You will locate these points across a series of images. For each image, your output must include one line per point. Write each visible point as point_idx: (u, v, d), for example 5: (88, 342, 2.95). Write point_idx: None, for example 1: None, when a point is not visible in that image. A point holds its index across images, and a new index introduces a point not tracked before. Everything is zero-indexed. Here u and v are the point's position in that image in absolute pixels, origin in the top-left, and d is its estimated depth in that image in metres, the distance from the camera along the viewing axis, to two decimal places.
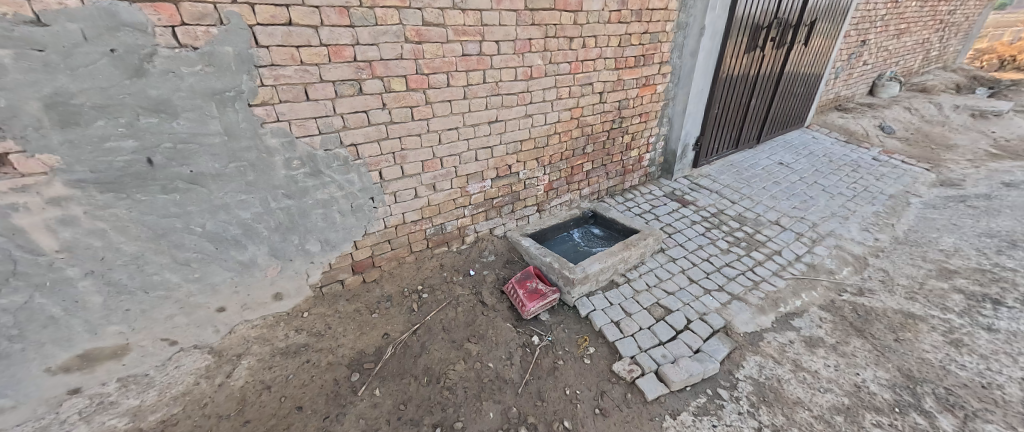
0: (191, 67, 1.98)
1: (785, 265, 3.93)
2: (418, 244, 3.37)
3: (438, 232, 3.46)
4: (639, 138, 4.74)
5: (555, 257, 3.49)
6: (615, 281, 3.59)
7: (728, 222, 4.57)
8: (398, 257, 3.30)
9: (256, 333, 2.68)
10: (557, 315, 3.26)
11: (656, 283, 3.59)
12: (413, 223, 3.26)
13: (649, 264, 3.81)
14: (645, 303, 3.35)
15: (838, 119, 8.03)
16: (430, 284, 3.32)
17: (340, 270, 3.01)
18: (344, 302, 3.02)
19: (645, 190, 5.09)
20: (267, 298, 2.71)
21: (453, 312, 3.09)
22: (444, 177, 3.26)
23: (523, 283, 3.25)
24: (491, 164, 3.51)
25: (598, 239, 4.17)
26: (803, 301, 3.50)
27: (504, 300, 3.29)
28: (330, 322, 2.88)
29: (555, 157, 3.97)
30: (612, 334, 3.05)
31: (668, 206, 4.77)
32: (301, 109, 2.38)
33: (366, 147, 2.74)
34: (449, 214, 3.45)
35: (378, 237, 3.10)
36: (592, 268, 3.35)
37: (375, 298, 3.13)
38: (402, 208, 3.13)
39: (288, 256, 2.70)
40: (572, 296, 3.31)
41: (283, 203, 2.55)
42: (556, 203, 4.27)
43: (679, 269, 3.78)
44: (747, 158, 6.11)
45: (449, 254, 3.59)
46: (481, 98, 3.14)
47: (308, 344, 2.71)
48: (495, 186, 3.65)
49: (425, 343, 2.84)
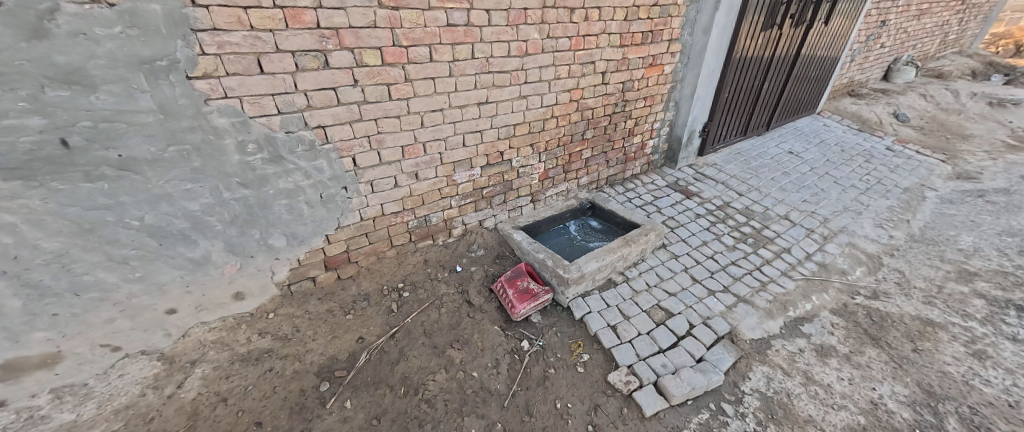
0: (108, 29, 1.62)
1: (794, 265, 3.68)
2: (399, 237, 3.08)
3: (422, 225, 3.16)
4: (642, 124, 4.39)
5: (549, 253, 3.22)
6: (613, 280, 3.32)
7: (734, 216, 4.29)
8: (376, 252, 3.01)
9: (214, 337, 2.41)
10: (549, 317, 3.02)
11: (657, 282, 3.33)
12: (394, 215, 2.95)
13: (650, 261, 3.54)
14: (645, 305, 3.10)
15: (850, 106, 7.65)
16: (412, 281, 3.05)
17: (310, 267, 2.72)
18: (315, 302, 2.74)
19: (648, 180, 4.78)
20: (224, 298, 2.43)
21: (435, 314, 2.83)
22: (427, 164, 2.93)
23: (514, 282, 3.00)
24: (481, 150, 3.18)
25: (597, 233, 3.88)
26: (813, 304, 3.26)
27: (493, 300, 3.03)
28: (299, 325, 2.60)
29: (552, 143, 3.63)
30: (608, 341, 2.81)
31: (671, 197, 4.46)
32: (254, 84, 2.03)
33: (336, 129, 2.40)
34: (434, 205, 3.15)
35: (353, 231, 2.80)
36: (589, 267, 3.08)
37: (350, 296, 2.85)
38: (381, 199, 2.82)
39: (248, 252, 2.40)
40: (566, 296, 3.06)
41: (238, 194, 2.22)
42: (551, 193, 3.97)
43: (682, 267, 3.51)
44: (755, 147, 5.77)
45: (434, 248, 3.31)
46: (469, 76, 2.78)
47: (273, 349, 2.44)
48: (485, 175, 3.34)
49: (403, 349, 2.59)
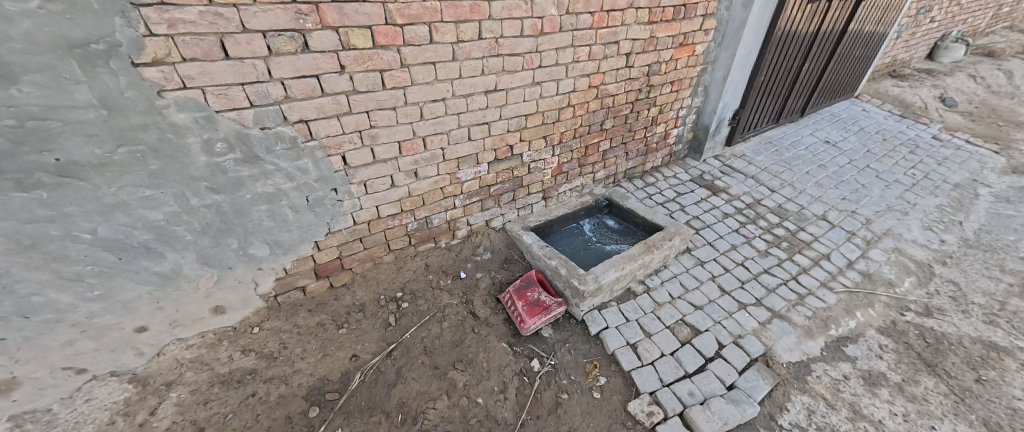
0: (21, 3, 1.26)
1: (834, 274, 3.31)
2: (397, 241, 2.78)
3: (422, 227, 2.86)
4: (667, 111, 3.94)
5: (563, 260, 2.90)
6: (633, 290, 3.01)
7: (766, 216, 3.89)
8: (372, 257, 2.72)
9: (192, 356, 2.18)
10: (562, 332, 2.74)
11: (682, 293, 3.01)
12: (390, 217, 2.65)
13: (673, 268, 3.21)
14: (668, 321, 2.79)
15: (892, 88, 6.99)
16: (411, 290, 2.77)
17: (297, 276, 2.44)
18: (304, 314, 2.47)
19: (670, 173, 4.36)
20: (201, 313, 2.17)
21: (437, 328, 2.57)
22: (428, 161, 2.60)
23: (524, 293, 2.71)
24: (489, 145, 2.82)
25: (614, 234, 3.54)
26: (857, 322, 2.92)
27: (500, 312, 2.76)
28: (286, 341, 2.35)
29: (568, 134, 3.24)
30: (627, 363, 2.52)
31: (695, 193, 4.06)
32: (219, 72, 1.69)
33: (321, 124, 2.07)
34: (436, 205, 2.83)
35: (346, 236, 2.51)
36: (607, 278, 2.76)
37: (344, 306, 2.59)
38: (376, 200, 2.51)
39: (225, 264, 2.12)
40: (580, 309, 2.76)
41: (208, 200, 1.92)
42: (565, 189, 3.61)
43: (709, 276, 3.18)
44: (788, 135, 5.26)
45: (436, 252, 3.01)
46: (475, 60, 2.40)
47: (256, 370, 2.20)
48: (493, 172, 2.99)
49: (401, 370, 2.34)
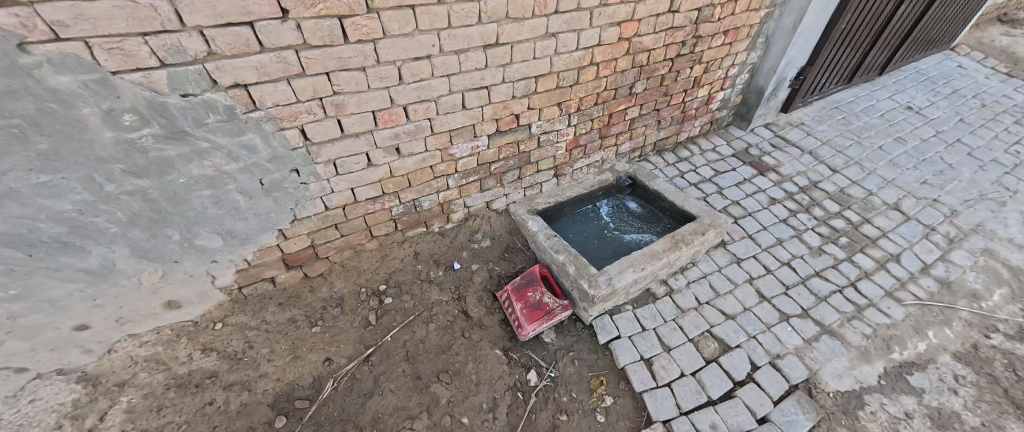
0: None
1: (904, 281, 2.73)
2: (380, 227, 2.40)
3: (409, 211, 2.45)
4: (714, 70, 3.15)
5: (572, 255, 2.47)
6: (653, 292, 2.57)
7: (824, 203, 3.20)
8: (352, 245, 2.36)
9: (147, 354, 1.94)
10: (567, 337, 2.38)
11: (711, 298, 2.55)
12: (370, 201, 2.24)
13: (703, 267, 2.72)
14: (693, 333, 2.37)
15: (1001, 38, 5.67)
16: (397, 282, 2.44)
17: (263, 267, 2.11)
18: (273, 309, 2.18)
19: (708, 145, 3.61)
20: (151, 309, 1.89)
21: (422, 331, 2.25)
22: (411, 135, 2.12)
23: (524, 293, 2.35)
24: (488, 114, 2.29)
25: (636, 220, 3.04)
26: (928, 344, 2.41)
27: (497, 312, 2.42)
28: (253, 339, 2.09)
29: (588, 100, 2.63)
30: (639, 383, 2.16)
31: (737, 172, 3.37)
32: (102, 16, 1.18)
33: (265, 89, 1.58)
34: (424, 186, 2.40)
35: (317, 223, 2.13)
36: (623, 281, 2.32)
37: (319, 300, 2.29)
38: (350, 182, 2.09)
39: (169, 257, 1.79)
40: (589, 314, 2.37)
41: (130, 185, 1.53)
42: (582, 164, 3.07)
43: (745, 278, 2.68)
44: (860, 99, 4.31)
45: (427, 238, 2.63)
46: (469, 3, 1.79)
47: (218, 373, 1.96)
48: (494, 147, 2.49)
49: (379, 379, 2.07)
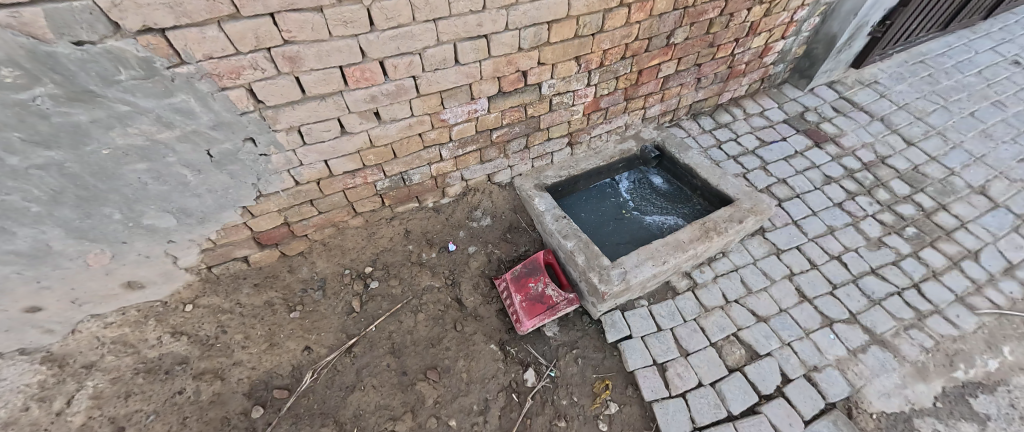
0: None
1: (980, 284, 2.27)
2: (364, 203, 2.11)
3: (397, 186, 2.14)
4: (778, 12, 2.47)
5: (583, 241, 2.13)
6: (673, 286, 2.25)
7: (892, 184, 2.64)
8: (333, 222, 2.09)
9: (114, 335, 1.79)
10: (571, 333, 2.13)
11: (740, 296, 2.21)
12: (349, 175, 1.92)
13: (735, 258, 2.35)
14: (716, 337, 2.07)
15: None
16: (385, 264, 2.20)
17: (231, 247, 1.87)
18: (248, 290, 1.98)
19: (755, 107, 3.00)
20: (110, 290, 1.71)
21: (410, 321, 2.04)
22: (392, 97, 1.72)
23: (525, 284, 2.08)
24: (488, 71, 1.85)
25: (660, 198, 2.65)
26: (1001, 363, 2.02)
27: (494, 301, 2.17)
28: (226, 323, 1.90)
29: (614, 53, 2.11)
30: (649, 391, 1.92)
31: (788, 142, 2.80)
32: None
33: (188, 35, 1.18)
34: (413, 157, 2.06)
35: (287, 200, 1.84)
36: (639, 276, 2.00)
37: (299, 281, 2.07)
38: (321, 154, 1.75)
39: (117, 238, 1.55)
40: (597, 309, 2.10)
41: (39, 158, 1.23)
42: (601, 131, 2.62)
43: (783, 273, 2.30)
44: (953, 50, 3.51)
45: (419, 214, 2.34)
46: None
47: (189, 359, 1.81)
48: (495, 110, 2.08)
49: (361, 372, 1.89)
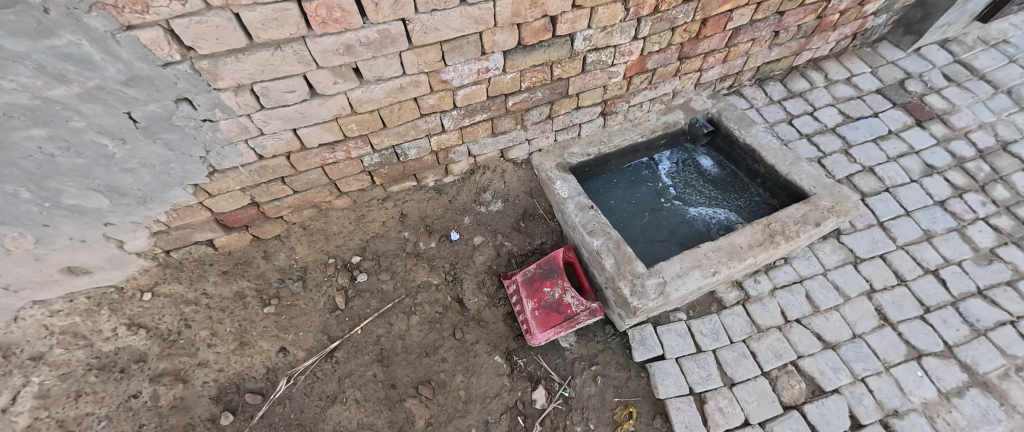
0: None
1: None
2: (351, 181, 1.75)
3: (389, 161, 1.76)
4: None
5: (614, 239, 1.73)
6: (719, 297, 1.85)
7: (1015, 179, 2.06)
8: (312, 202, 1.75)
9: (63, 325, 1.55)
10: (591, 347, 1.79)
11: (803, 314, 1.80)
12: (326, 148, 1.55)
13: (799, 266, 1.91)
14: (770, 365, 1.70)
15: None
16: (376, 253, 1.88)
17: (190, 231, 1.56)
18: (215, 279, 1.69)
19: (840, 73, 2.40)
20: (48, 276, 1.45)
21: (401, 324, 1.74)
22: (375, 49, 1.28)
23: (539, 289, 1.72)
24: (506, 14, 1.37)
25: (709, 186, 2.18)
26: None
27: (502, 303, 1.84)
28: (189, 317, 1.64)
29: None
30: (683, 428, 1.59)
31: (880, 119, 2.23)
32: None
33: None
34: (408, 128, 1.65)
35: (250, 177, 1.48)
36: (683, 289, 1.60)
37: (275, 270, 1.78)
38: (287, 122, 1.37)
39: (35, 219, 1.25)
40: (625, 322, 1.73)
41: None
42: (644, 98, 2.12)
43: (861, 290, 1.85)
44: None
45: (418, 195, 1.97)
46: None
47: (147, 357, 1.57)
48: (513, 70, 1.62)
49: (344, 382, 1.63)
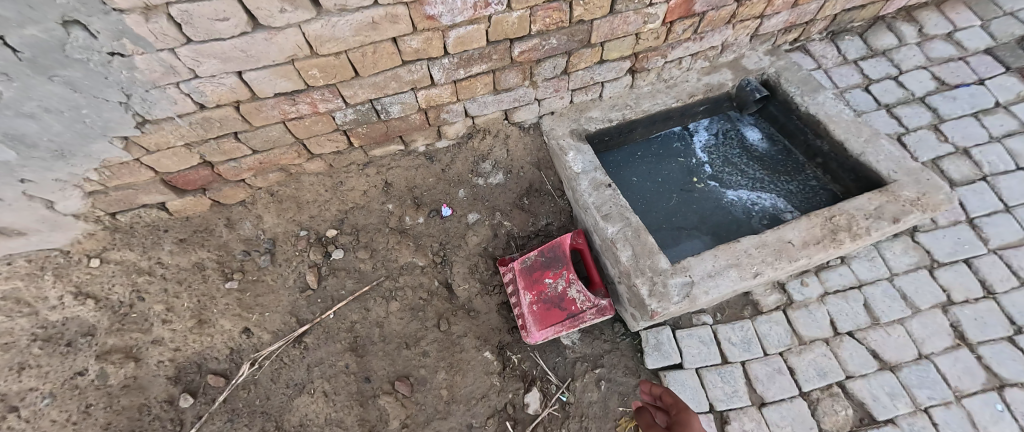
0: None
1: None
2: (324, 143, 1.48)
3: (369, 120, 1.46)
4: None
5: (633, 226, 1.42)
6: (754, 300, 1.56)
7: None
8: (279, 165, 1.49)
9: (3, 290, 1.36)
10: (595, 347, 1.54)
11: (858, 327, 1.49)
12: (286, 100, 1.26)
13: (859, 268, 1.58)
14: (811, 385, 1.41)
15: None
16: (357, 227, 1.65)
17: (133, 192, 1.34)
18: (170, 248, 1.48)
19: (941, 25, 1.91)
20: None
21: (379, 310, 1.53)
22: None
23: (539, 279, 1.46)
24: None
25: (753, 164, 1.82)
26: None
27: (496, 292, 1.60)
28: (141, 289, 1.44)
29: None
30: None
31: (986, 86, 1.78)
32: None
33: None
34: (387, 78, 1.33)
35: (193, 131, 1.22)
36: (714, 293, 1.30)
37: (239, 240, 1.56)
38: (226, 63, 1.07)
39: None
40: (638, 324, 1.46)
41: None
42: (686, 52, 1.71)
43: (935, 301, 1.51)
44: None
45: (405, 161, 1.70)
46: None
47: (96, 331, 1.39)
48: (520, 7, 1.24)
49: (313, 370, 1.44)
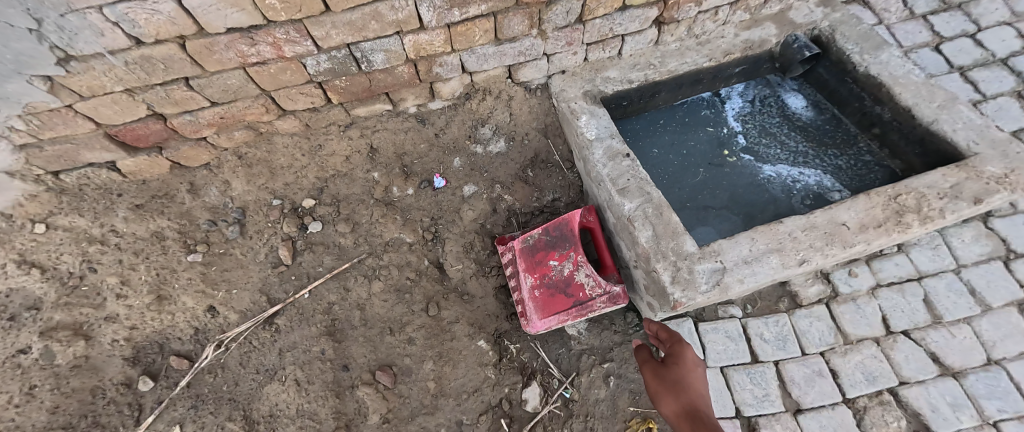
0: None
1: None
2: (297, 97, 1.27)
3: (348, 73, 1.24)
4: None
5: (655, 201, 1.21)
6: (792, 290, 1.35)
7: None
8: (245, 122, 1.30)
9: None
10: (604, 339, 1.35)
11: (915, 325, 1.27)
12: (241, 40, 1.02)
13: (919, 257, 1.36)
14: (857, 392, 1.21)
15: None
16: (339, 197, 1.46)
17: (75, 148, 1.17)
18: (125, 214, 1.31)
19: None
20: None
21: (360, 291, 1.36)
22: None
23: (543, 262, 1.26)
24: None
25: (796, 134, 1.57)
26: None
27: (493, 275, 1.42)
28: (92, 259, 1.27)
29: None
30: None
31: None
32: None
33: None
34: (366, 17, 1.07)
35: (132, 74, 1.02)
36: (750, 282, 1.09)
37: (204, 208, 1.39)
38: None
39: None
40: (655, 314, 1.26)
41: None
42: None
43: (1008, 298, 1.28)
44: None
45: (393, 123, 1.48)
46: None
47: (42, 305, 1.24)
48: None
49: (285, 356, 1.28)
